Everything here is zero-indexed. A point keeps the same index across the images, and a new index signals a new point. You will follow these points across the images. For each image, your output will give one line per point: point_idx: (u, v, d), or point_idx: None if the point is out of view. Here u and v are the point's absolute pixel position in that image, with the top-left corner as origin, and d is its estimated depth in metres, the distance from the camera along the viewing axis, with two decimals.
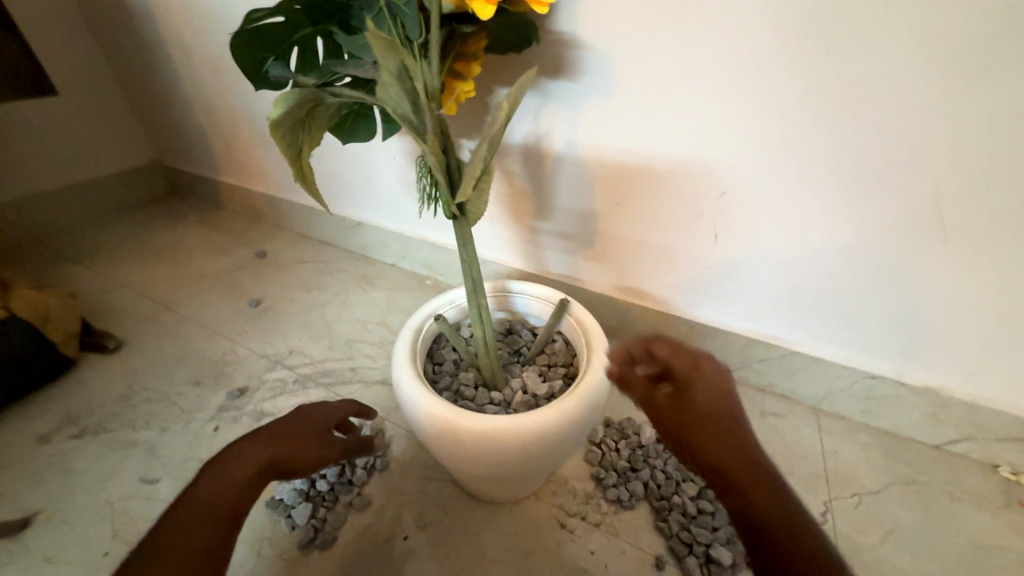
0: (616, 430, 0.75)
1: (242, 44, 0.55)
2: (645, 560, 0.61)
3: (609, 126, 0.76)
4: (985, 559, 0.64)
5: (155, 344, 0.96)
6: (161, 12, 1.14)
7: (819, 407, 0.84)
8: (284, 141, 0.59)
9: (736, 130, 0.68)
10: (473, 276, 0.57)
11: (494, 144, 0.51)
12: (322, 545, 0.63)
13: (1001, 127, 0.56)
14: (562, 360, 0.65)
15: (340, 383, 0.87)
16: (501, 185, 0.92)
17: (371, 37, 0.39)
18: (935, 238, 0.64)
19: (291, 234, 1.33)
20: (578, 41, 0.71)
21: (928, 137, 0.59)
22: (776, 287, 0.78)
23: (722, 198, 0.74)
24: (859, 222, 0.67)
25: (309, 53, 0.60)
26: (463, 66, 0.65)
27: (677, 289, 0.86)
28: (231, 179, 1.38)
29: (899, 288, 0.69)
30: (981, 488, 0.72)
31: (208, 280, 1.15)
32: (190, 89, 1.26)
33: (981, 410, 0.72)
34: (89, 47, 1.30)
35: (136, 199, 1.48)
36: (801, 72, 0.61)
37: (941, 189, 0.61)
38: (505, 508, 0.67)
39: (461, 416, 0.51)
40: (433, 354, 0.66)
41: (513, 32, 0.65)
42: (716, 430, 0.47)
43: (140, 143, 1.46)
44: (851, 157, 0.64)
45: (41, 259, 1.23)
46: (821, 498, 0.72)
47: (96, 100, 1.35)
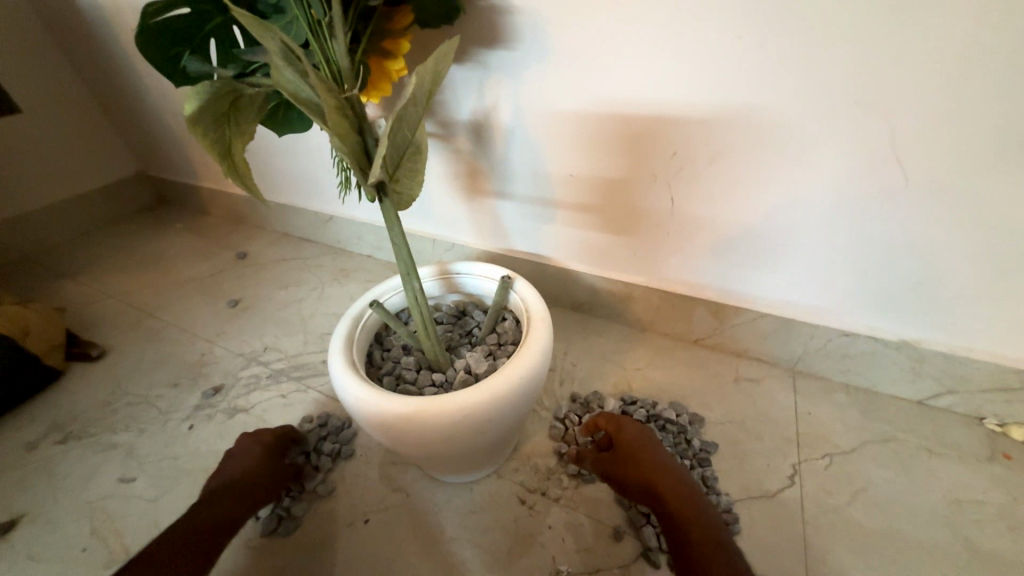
0: (581, 404, 0.78)
1: (150, 40, 0.54)
2: (602, 531, 0.63)
3: (553, 90, 0.72)
4: (960, 514, 0.63)
5: (138, 350, 0.99)
6: (115, 20, 1.13)
7: (795, 368, 0.82)
8: (207, 137, 0.54)
9: (679, 84, 0.64)
10: (404, 259, 0.56)
11: (414, 122, 0.48)
12: (285, 533, 0.66)
13: (956, 57, 0.50)
14: (511, 338, 0.65)
15: (313, 375, 0.88)
16: (458, 166, 0.90)
17: (237, 16, 0.38)
18: (897, 184, 0.60)
19: (272, 232, 1.34)
20: (508, 7, 0.68)
21: (879, 73, 0.54)
22: (740, 245, 0.74)
23: (676, 157, 0.70)
24: (820, 170, 0.63)
25: (227, 44, 0.58)
26: (392, 44, 0.62)
27: (644, 257, 0.84)
28: (210, 183, 1.40)
29: (866, 237, 0.65)
30: (964, 442, 0.70)
31: (190, 284, 1.18)
32: (157, 96, 1.26)
33: (962, 362, 0.69)
34: (57, 62, 1.31)
35: (123, 210, 1.52)
36: (736, 14, 0.57)
37: (907, 128, 0.56)
38: (466, 487, 0.69)
39: (386, 400, 0.52)
40: (382, 340, 0.68)
41: (440, 5, 0.62)
42: (646, 465, 0.60)
43: (120, 155, 1.48)
44: (800, 105, 0.59)
45: (33, 275, 1.27)
46: (790, 460, 0.70)
47: (71, 116, 1.37)
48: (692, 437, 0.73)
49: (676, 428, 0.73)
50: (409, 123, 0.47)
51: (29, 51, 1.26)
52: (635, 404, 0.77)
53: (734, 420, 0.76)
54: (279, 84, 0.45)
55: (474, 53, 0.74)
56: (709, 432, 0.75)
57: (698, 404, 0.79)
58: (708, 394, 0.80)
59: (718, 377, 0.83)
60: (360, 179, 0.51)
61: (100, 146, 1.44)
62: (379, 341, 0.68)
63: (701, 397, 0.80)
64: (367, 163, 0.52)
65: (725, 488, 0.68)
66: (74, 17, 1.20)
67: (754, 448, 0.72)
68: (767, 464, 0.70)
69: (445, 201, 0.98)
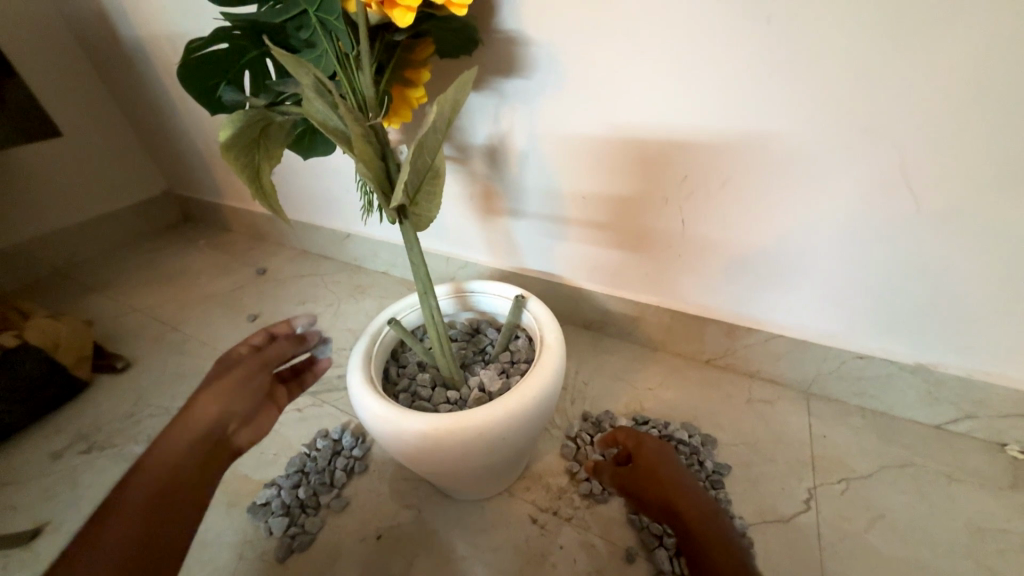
0: (592, 423, 0.78)
1: (190, 73, 0.58)
2: (615, 553, 0.62)
3: (567, 116, 0.75)
4: (982, 544, 0.61)
5: (160, 363, 1.02)
6: (152, 49, 1.20)
7: (809, 390, 0.81)
8: (238, 162, 0.57)
9: (688, 112, 0.66)
10: (422, 278, 0.58)
11: (435, 148, 0.50)
12: (299, 548, 0.67)
13: (963, 83, 0.52)
14: (524, 356, 0.66)
15: (328, 390, 0.90)
16: (473, 188, 0.93)
17: (275, 54, 0.41)
18: (908, 208, 0.61)
19: (290, 250, 1.38)
20: (525, 38, 0.71)
21: (887, 100, 0.55)
22: (752, 266, 0.75)
23: (686, 181, 0.72)
24: (830, 194, 0.64)
25: (260, 76, 0.62)
26: (413, 73, 0.66)
27: (657, 277, 0.85)
28: (234, 202, 1.45)
29: (879, 262, 0.66)
30: (985, 469, 0.69)
31: (211, 299, 1.21)
32: (187, 120, 1.32)
33: (980, 386, 0.68)
34: (96, 88, 1.39)
35: (150, 227, 1.58)
36: (742, 43, 0.59)
37: (911, 154, 0.57)
38: (477, 505, 0.70)
39: (402, 417, 0.53)
40: (398, 357, 0.69)
41: (459, 38, 0.65)
42: (665, 480, 0.59)
43: (150, 175, 1.55)
44: (811, 131, 0.61)
45: (63, 290, 1.32)
46: (805, 484, 0.69)
47: (107, 138, 1.44)
48: (705, 458, 0.72)
49: (689, 449, 0.73)
50: (431, 148, 0.50)
51: (71, 79, 1.34)
52: (647, 424, 0.78)
53: (748, 442, 0.75)
54: (310, 115, 0.47)
55: (491, 81, 0.78)
56: (722, 454, 0.74)
57: (710, 425, 0.78)
58: (721, 414, 0.80)
59: (732, 398, 0.82)
60: (382, 202, 0.53)
61: (131, 166, 1.51)
62: (395, 358, 0.70)
63: (714, 418, 0.79)
64: (389, 186, 0.54)
65: (739, 511, 0.67)
66: (114, 48, 1.27)
67: (768, 471, 0.71)
68: (781, 488, 0.69)
69: (460, 221, 1.00)
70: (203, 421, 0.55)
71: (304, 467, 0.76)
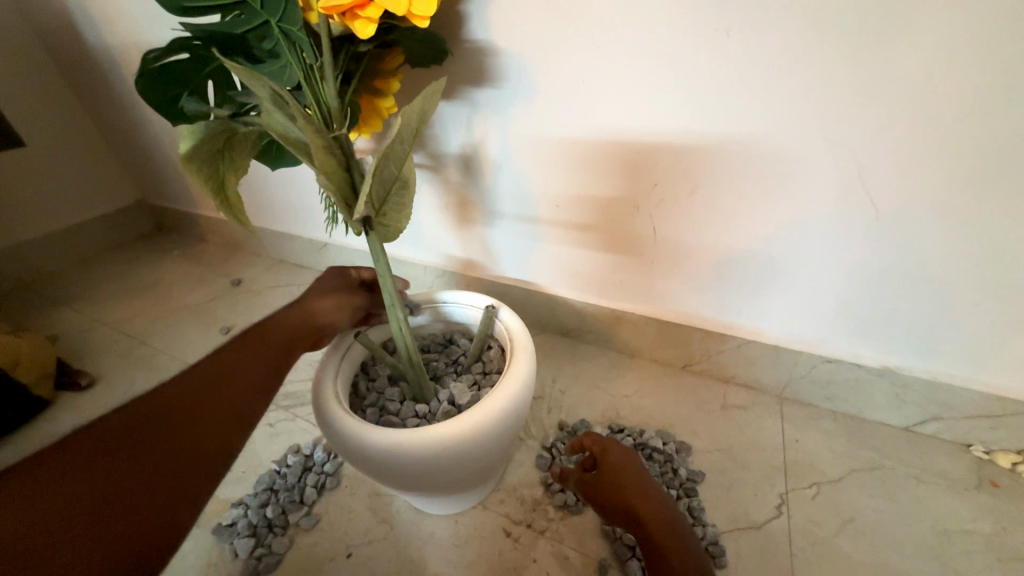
0: (567, 432, 0.78)
1: (149, 84, 0.57)
2: (589, 565, 0.62)
3: (538, 127, 0.76)
4: (948, 544, 0.62)
5: (127, 378, 0.99)
6: (122, 57, 1.17)
7: (782, 395, 0.82)
8: (201, 173, 0.56)
9: (657, 120, 0.67)
10: (390, 291, 0.57)
11: (400, 159, 0.50)
12: (265, 570, 0.65)
13: (916, 95, 0.53)
14: (496, 367, 0.66)
15: (301, 404, 0.88)
16: (449, 197, 0.93)
17: (228, 67, 0.40)
18: (868, 215, 0.62)
19: (267, 260, 1.35)
20: (494, 48, 0.71)
21: (847, 110, 0.57)
22: (724, 272, 0.76)
23: (656, 190, 0.73)
24: (794, 202, 0.65)
25: (224, 85, 0.61)
26: (382, 84, 0.66)
27: (632, 285, 0.85)
28: (209, 212, 1.42)
29: (842, 267, 0.67)
30: (951, 470, 0.70)
31: (183, 311, 1.18)
32: (159, 129, 1.30)
33: (943, 388, 0.69)
34: (64, 96, 1.36)
35: (122, 238, 1.54)
36: (707, 53, 0.60)
37: (869, 162, 0.59)
38: (450, 519, 0.69)
39: (368, 431, 0.53)
40: (368, 369, 0.68)
41: (428, 47, 0.65)
42: (631, 487, 0.59)
43: (122, 185, 1.52)
44: (776, 139, 0.62)
45: (27, 304, 1.28)
46: (777, 489, 0.70)
47: (75, 147, 1.41)
48: (680, 466, 0.72)
49: (663, 457, 0.73)
50: (396, 159, 0.49)
51: (37, 87, 1.30)
52: (622, 432, 0.77)
53: (721, 448, 0.76)
54: (269, 126, 0.46)
55: (463, 91, 0.78)
56: (697, 460, 0.74)
57: (685, 432, 0.79)
58: (697, 421, 0.80)
59: (707, 404, 0.83)
60: (347, 214, 0.52)
61: (102, 176, 1.47)
62: (365, 370, 0.69)
63: (690, 424, 0.80)
64: (354, 198, 0.53)
65: (712, 519, 0.67)
66: (83, 56, 1.25)
67: (741, 477, 0.71)
68: (754, 494, 0.69)
69: (437, 229, 1.00)
70: (317, 318, 0.63)
71: (274, 484, 0.74)
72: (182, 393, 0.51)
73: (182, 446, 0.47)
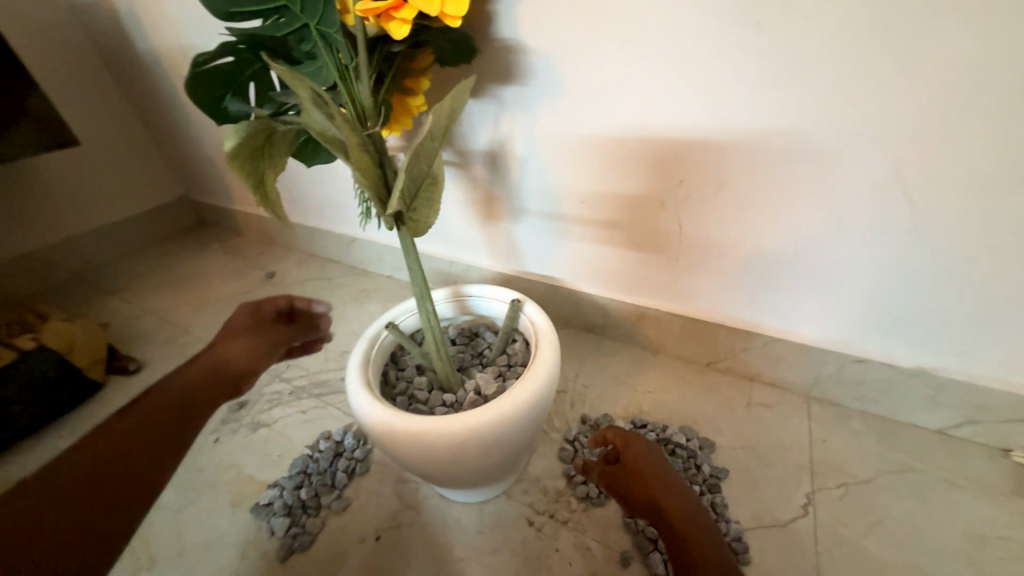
0: (590, 426, 0.79)
1: (197, 87, 0.60)
2: (610, 556, 0.63)
3: (564, 123, 0.76)
4: (982, 550, 0.60)
5: (171, 365, 1.05)
6: (166, 60, 1.23)
7: (810, 394, 0.81)
8: (243, 169, 0.58)
9: (683, 117, 0.67)
10: (419, 283, 0.59)
11: (431, 155, 0.51)
12: (300, 548, 0.68)
13: (955, 90, 0.52)
14: (520, 359, 0.67)
15: (332, 392, 0.92)
16: (475, 193, 0.94)
17: (273, 70, 0.42)
18: (903, 212, 0.61)
19: (299, 254, 1.40)
20: (522, 46, 0.72)
21: (883, 105, 0.56)
22: (751, 269, 0.75)
23: (682, 186, 0.73)
24: (825, 199, 0.64)
25: (264, 87, 0.65)
26: (412, 82, 0.68)
27: (655, 281, 0.85)
28: (244, 207, 1.48)
29: (875, 265, 0.66)
30: (988, 475, 0.68)
31: (220, 302, 1.24)
32: (199, 128, 1.36)
33: (981, 390, 0.67)
34: (113, 98, 1.43)
35: (164, 232, 1.62)
36: (735, 50, 0.59)
37: (906, 158, 0.57)
38: (474, 507, 0.71)
39: (398, 419, 0.55)
40: (397, 360, 0.71)
41: (457, 47, 0.67)
42: (653, 479, 0.60)
43: (165, 182, 1.59)
44: (808, 135, 0.61)
45: (78, 293, 1.36)
46: (804, 489, 0.69)
47: (123, 146, 1.49)
48: (703, 462, 0.72)
49: (687, 453, 0.73)
50: (427, 156, 0.51)
51: (90, 89, 1.38)
52: (645, 427, 0.78)
53: (746, 446, 0.75)
54: (308, 125, 0.48)
55: (490, 89, 0.79)
56: (720, 458, 0.74)
57: (709, 429, 0.78)
58: (721, 418, 0.80)
59: (732, 401, 0.82)
60: (380, 210, 0.54)
61: (146, 173, 1.55)
62: (394, 361, 0.71)
63: (714, 421, 0.79)
64: (386, 193, 0.55)
65: (735, 516, 0.67)
66: (132, 60, 1.32)
67: (765, 475, 0.71)
68: (779, 493, 0.69)
69: (462, 225, 1.02)
70: (229, 366, 0.63)
71: (307, 468, 0.78)
72: (153, 408, 0.54)
73: (141, 455, 0.49)
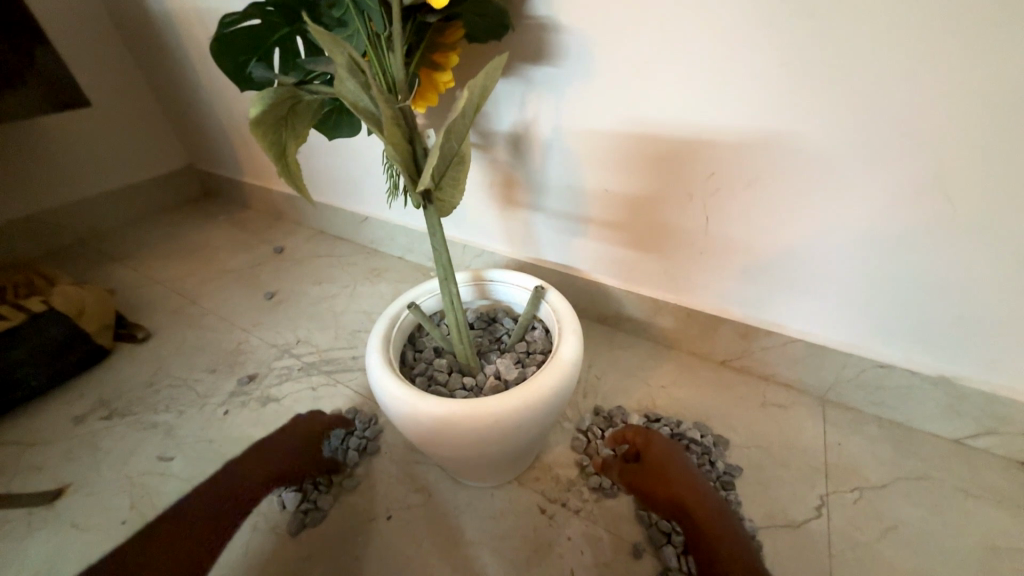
0: (604, 417, 0.78)
1: (222, 50, 0.58)
2: (622, 547, 0.63)
3: (593, 108, 0.74)
4: (996, 561, 0.60)
5: (179, 335, 1.04)
6: (180, 22, 1.20)
7: (826, 397, 0.80)
8: (266, 139, 0.56)
9: (718, 109, 0.65)
10: (444, 264, 0.58)
11: (462, 133, 0.49)
12: (311, 524, 0.68)
13: (1010, 95, 0.50)
14: (540, 347, 0.67)
15: (342, 370, 0.91)
16: (495, 176, 0.92)
17: (311, 33, 0.40)
18: (941, 219, 0.59)
19: (308, 230, 1.38)
20: (557, 25, 0.69)
21: (932, 107, 0.53)
22: (776, 269, 0.74)
23: (713, 179, 0.71)
24: (862, 201, 0.62)
25: (290, 54, 0.62)
26: (442, 57, 0.65)
27: (676, 276, 0.84)
28: (254, 180, 1.46)
29: (906, 272, 0.64)
30: (1004, 486, 0.68)
31: (229, 275, 1.23)
32: (210, 95, 1.32)
33: (1003, 402, 0.66)
34: (124, 60, 1.40)
35: (172, 201, 1.60)
36: (781, 40, 0.57)
37: (952, 163, 0.55)
38: (486, 491, 0.70)
39: (422, 402, 0.54)
40: (415, 341, 0.70)
41: (490, 20, 0.64)
42: (674, 473, 0.66)
43: (174, 150, 1.57)
44: (847, 135, 0.59)
45: (85, 259, 1.35)
46: (817, 491, 0.69)
47: (132, 111, 1.46)
48: (716, 459, 0.72)
49: (701, 449, 0.73)
50: (459, 134, 0.49)
51: (100, 50, 1.35)
52: (659, 421, 0.77)
53: (759, 445, 0.75)
54: (341, 94, 0.47)
55: (519, 68, 0.77)
56: (733, 455, 0.74)
57: (722, 426, 0.78)
58: (734, 416, 0.79)
59: (746, 400, 0.82)
60: (408, 187, 0.53)
61: (155, 140, 1.52)
62: (412, 342, 0.71)
63: (727, 419, 0.79)
64: (415, 171, 0.54)
65: (748, 514, 0.67)
66: (142, 20, 1.28)
67: (778, 475, 0.71)
68: (793, 494, 0.69)
69: (480, 209, 1.00)
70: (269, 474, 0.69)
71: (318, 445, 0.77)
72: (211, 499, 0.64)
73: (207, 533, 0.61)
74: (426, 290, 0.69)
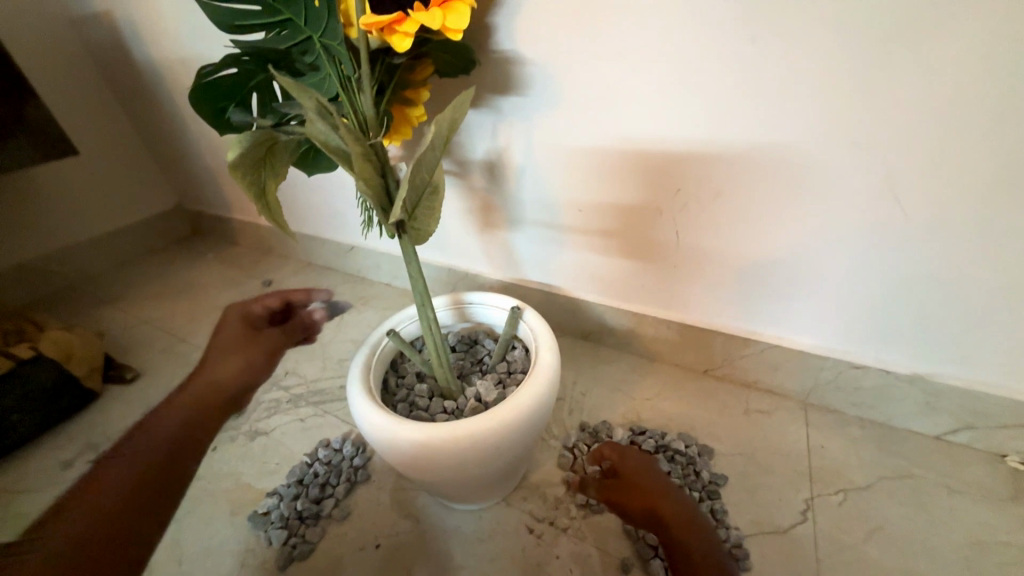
0: (589, 433, 0.79)
1: (201, 98, 0.61)
2: (611, 564, 0.63)
3: (562, 133, 0.77)
4: (981, 555, 0.61)
5: (168, 374, 1.05)
6: (165, 70, 1.24)
7: (808, 401, 0.82)
8: (244, 181, 0.58)
9: (679, 126, 0.68)
10: (420, 290, 0.60)
11: (432, 165, 0.52)
12: (299, 558, 0.68)
13: (938, 101, 0.54)
14: (520, 366, 0.68)
15: (330, 401, 0.92)
16: (472, 202, 0.95)
17: (278, 81, 0.44)
18: (896, 218, 0.62)
19: (295, 263, 1.40)
20: (521, 59, 0.73)
21: (871, 114, 0.57)
22: (748, 276, 0.76)
23: (679, 195, 0.74)
24: (820, 208, 0.66)
25: (267, 98, 0.65)
26: (412, 94, 0.68)
27: (654, 289, 0.86)
28: (241, 216, 1.48)
29: (872, 272, 0.67)
30: (985, 479, 0.69)
31: (218, 311, 1.24)
32: (196, 137, 1.36)
33: (976, 396, 0.68)
34: (113, 108, 1.44)
35: (161, 240, 1.62)
36: (727, 62, 0.61)
37: (897, 168, 0.59)
38: (475, 515, 0.70)
39: (400, 427, 0.55)
40: (397, 367, 0.72)
41: (457, 58, 0.67)
42: (648, 480, 0.65)
43: (163, 191, 1.60)
44: (797, 146, 0.63)
45: (74, 303, 1.36)
46: (803, 495, 0.69)
47: (121, 155, 1.49)
48: (701, 469, 0.72)
49: (685, 459, 0.74)
50: (428, 166, 0.51)
51: (90, 100, 1.40)
52: (644, 434, 0.78)
53: (744, 453, 0.76)
54: None
55: (489, 100, 0.80)
56: (719, 464, 0.74)
57: (707, 435, 0.79)
58: (718, 424, 0.80)
59: (729, 408, 0.83)
60: (381, 218, 0.55)
61: (144, 182, 1.55)
62: (394, 368, 0.72)
63: (711, 428, 0.80)
64: (388, 203, 0.56)
65: (736, 522, 0.67)
66: (129, 69, 1.32)
67: (765, 481, 0.71)
68: (779, 499, 0.69)
69: (460, 234, 1.03)
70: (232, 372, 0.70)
71: (304, 478, 0.77)
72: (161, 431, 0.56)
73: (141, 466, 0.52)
74: (406, 317, 0.70)
